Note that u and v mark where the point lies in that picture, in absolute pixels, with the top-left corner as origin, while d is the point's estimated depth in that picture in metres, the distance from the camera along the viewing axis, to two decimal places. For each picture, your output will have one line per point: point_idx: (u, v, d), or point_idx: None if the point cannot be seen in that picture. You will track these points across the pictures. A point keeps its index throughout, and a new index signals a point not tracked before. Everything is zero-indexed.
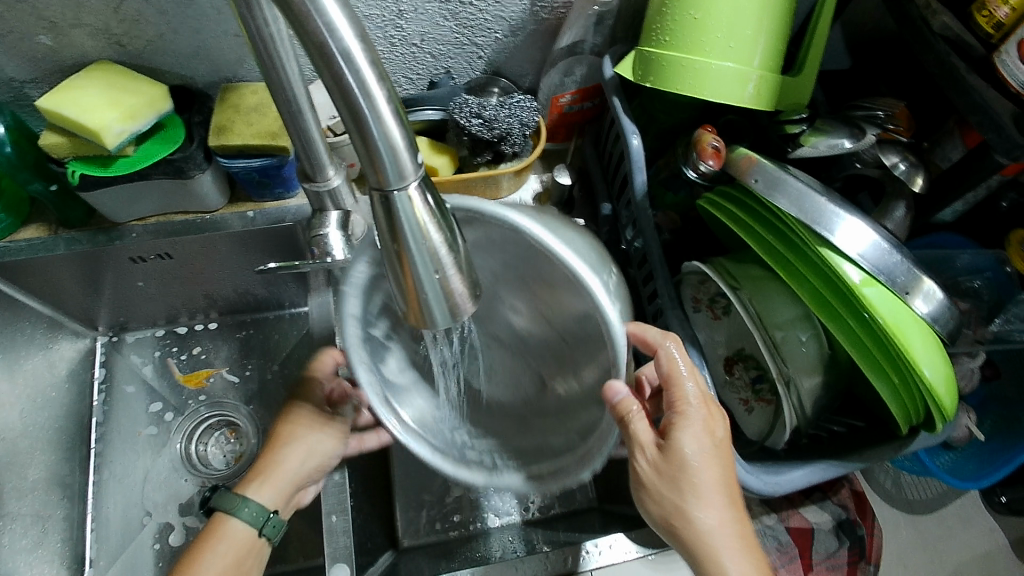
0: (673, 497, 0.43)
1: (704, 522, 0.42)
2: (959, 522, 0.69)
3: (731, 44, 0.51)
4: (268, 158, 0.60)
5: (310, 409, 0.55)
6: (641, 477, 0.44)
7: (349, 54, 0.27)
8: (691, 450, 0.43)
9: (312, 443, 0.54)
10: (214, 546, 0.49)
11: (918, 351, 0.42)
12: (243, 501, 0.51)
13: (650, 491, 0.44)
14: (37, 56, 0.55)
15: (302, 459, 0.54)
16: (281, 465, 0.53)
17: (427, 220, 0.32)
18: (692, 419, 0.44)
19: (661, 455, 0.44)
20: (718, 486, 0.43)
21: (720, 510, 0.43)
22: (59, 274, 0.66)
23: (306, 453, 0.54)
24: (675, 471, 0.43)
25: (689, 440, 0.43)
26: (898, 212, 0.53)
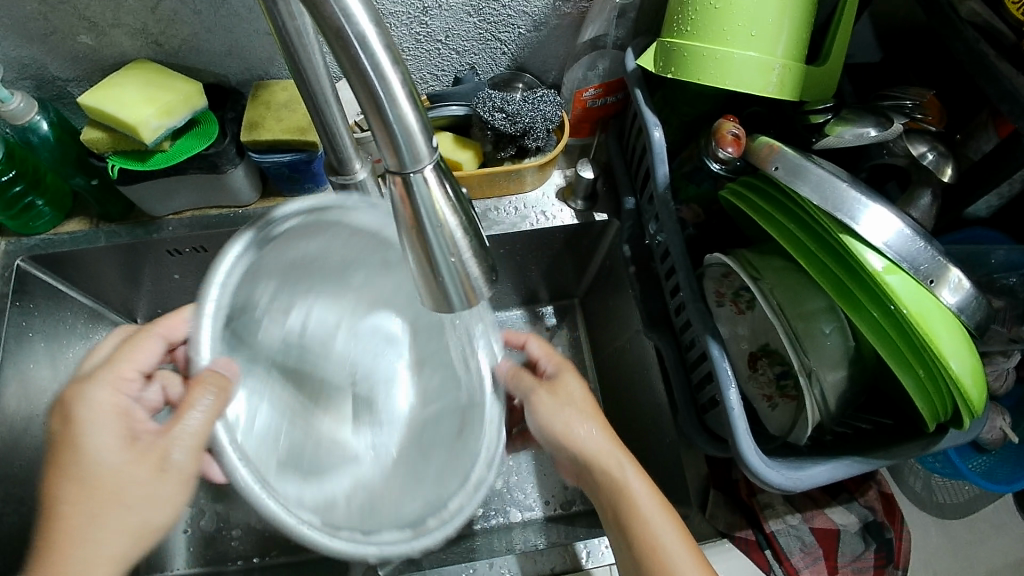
0: (568, 414, 0.50)
1: (593, 435, 0.49)
2: (993, 528, 0.67)
3: (753, 34, 0.50)
4: (298, 154, 0.61)
5: (106, 446, 0.39)
6: (536, 403, 0.51)
7: (364, 39, 0.28)
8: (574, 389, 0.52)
9: (122, 510, 0.37)
10: None
11: (943, 343, 0.41)
12: None
13: (549, 410, 0.50)
14: (80, 55, 0.58)
15: (117, 536, 0.37)
16: (68, 562, 0.36)
17: (442, 204, 0.33)
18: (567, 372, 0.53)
19: (551, 387, 0.51)
20: (595, 409, 0.51)
21: (602, 428, 0.50)
22: (100, 266, 0.69)
23: (122, 524, 0.37)
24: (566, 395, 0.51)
25: (573, 379, 0.52)
26: (925, 200, 0.52)
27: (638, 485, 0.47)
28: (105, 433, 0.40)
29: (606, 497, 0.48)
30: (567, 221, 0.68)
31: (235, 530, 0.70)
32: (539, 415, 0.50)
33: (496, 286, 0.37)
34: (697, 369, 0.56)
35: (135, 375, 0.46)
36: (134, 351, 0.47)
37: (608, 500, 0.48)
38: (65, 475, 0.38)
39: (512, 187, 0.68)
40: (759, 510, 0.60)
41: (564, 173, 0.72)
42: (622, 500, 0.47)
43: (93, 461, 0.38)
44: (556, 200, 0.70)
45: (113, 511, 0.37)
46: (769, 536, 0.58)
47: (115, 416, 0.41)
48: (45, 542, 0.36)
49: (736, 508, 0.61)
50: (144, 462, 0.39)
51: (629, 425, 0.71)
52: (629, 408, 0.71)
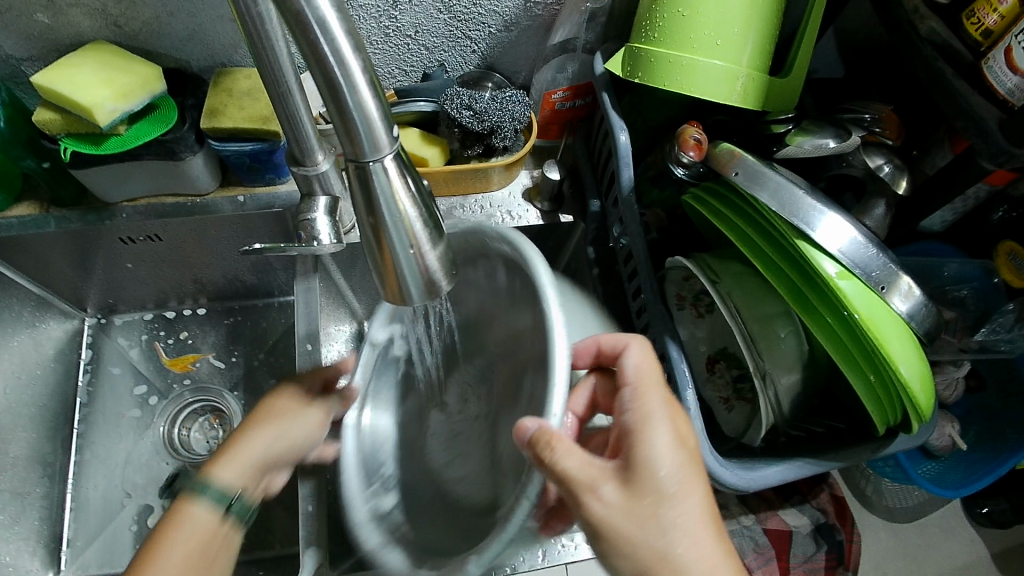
0: (647, 510, 0.37)
1: (686, 556, 0.37)
2: (941, 531, 0.69)
3: (719, 42, 0.51)
4: (260, 143, 0.60)
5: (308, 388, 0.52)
6: (605, 500, 0.38)
7: (324, 24, 0.27)
8: (659, 466, 0.38)
9: (286, 425, 0.49)
10: (178, 532, 0.42)
11: (894, 349, 0.42)
12: (207, 482, 0.44)
13: (622, 515, 0.37)
14: (34, 33, 0.56)
15: (271, 434, 0.48)
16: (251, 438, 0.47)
17: (402, 195, 0.33)
18: (657, 433, 0.39)
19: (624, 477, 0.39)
20: (698, 510, 0.38)
21: (705, 538, 0.38)
22: (49, 252, 0.67)
23: (279, 431, 0.48)
24: (647, 490, 0.38)
25: (659, 454, 0.39)
26: (879, 210, 0.54)
27: None
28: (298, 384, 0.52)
29: None
30: (532, 221, 0.69)
31: None
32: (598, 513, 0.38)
33: (456, 280, 0.37)
34: None
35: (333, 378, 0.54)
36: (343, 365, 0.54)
37: None
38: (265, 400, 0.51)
39: (478, 186, 0.68)
40: None
41: (531, 173, 0.72)
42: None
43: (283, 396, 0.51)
44: (522, 200, 0.70)
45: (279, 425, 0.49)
46: None
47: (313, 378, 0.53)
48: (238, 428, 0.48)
49: None
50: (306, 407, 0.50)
51: None
52: None
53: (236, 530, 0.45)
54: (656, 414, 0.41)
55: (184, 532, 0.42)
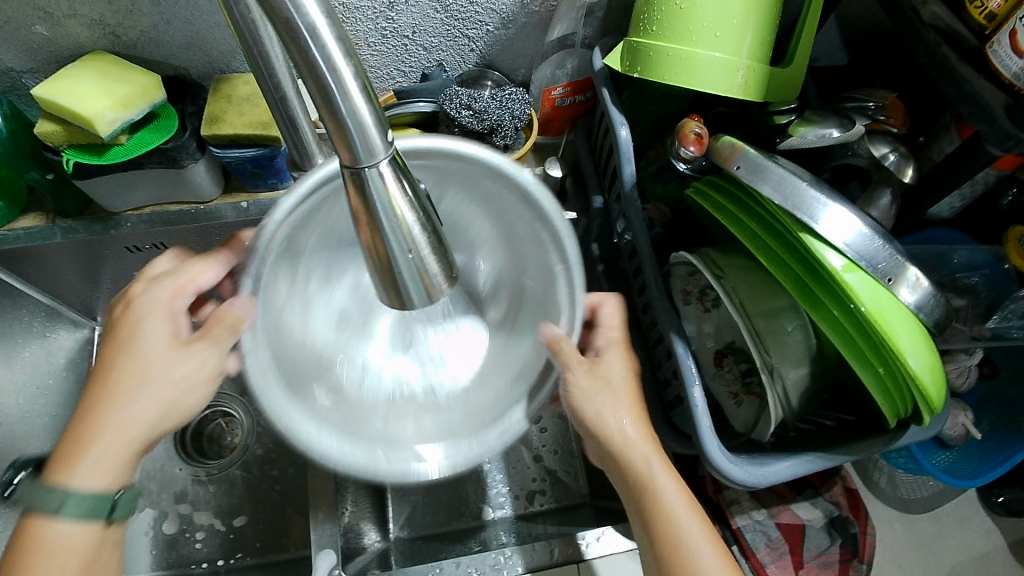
0: (603, 401, 0.44)
1: (625, 428, 0.44)
2: (957, 522, 0.68)
3: (718, 34, 0.51)
4: (260, 149, 0.60)
5: (155, 336, 0.43)
6: (570, 380, 0.44)
7: (314, 30, 0.27)
8: (614, 370, 0.46)
9: (150, 385, 0.41)
10: (40, 561, 0.38)
11: (903, 342, 0.41)
12: (63, 493, 0.39)
13: (581, 395, 0.44)
14: (34, 45, 0.56)
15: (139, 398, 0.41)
16: (119, 410, 0.41)
17: (399, 199, 0.32)
18: (612, 352, 0.47)
19: (590, 367, 0.45)
20: (634, 400, 0.46)
21: (636, 421, 0.45)
22: (57, 262, 0.67)
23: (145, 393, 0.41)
24: (604, 379, 0.45)
25: (614, 362, 0.46)
26: (884, 200, 0.54)
27: (666, 484, 0.44)
28: (153, 326, 0.43)
29: (628, 491, 0.45)
30: None
31: (199, 532, 0.69)
32: (575, 395, 0.44)
33: (456, 282, 0.37)
34: (663, 367, 0.55)
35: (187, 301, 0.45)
36: (202, 266, 0.46)
37: (630, 494, 0.45)
38: (121, 348, 0.42)
39: None
40: (726, 506, 0.60)
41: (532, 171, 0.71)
42: (641, 493, 0.44)
43: (138, 343, 0.42)
44: None
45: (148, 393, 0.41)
46: (735, 532, 0.59)
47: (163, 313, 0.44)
48: (87, 406, 0.41)
49: (704, 504, 0.61)
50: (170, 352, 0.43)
51: None
52: None
53: (119, 524, 0.42)
54: (614, 338, 0.48)
55: (51, 562, 0.38)
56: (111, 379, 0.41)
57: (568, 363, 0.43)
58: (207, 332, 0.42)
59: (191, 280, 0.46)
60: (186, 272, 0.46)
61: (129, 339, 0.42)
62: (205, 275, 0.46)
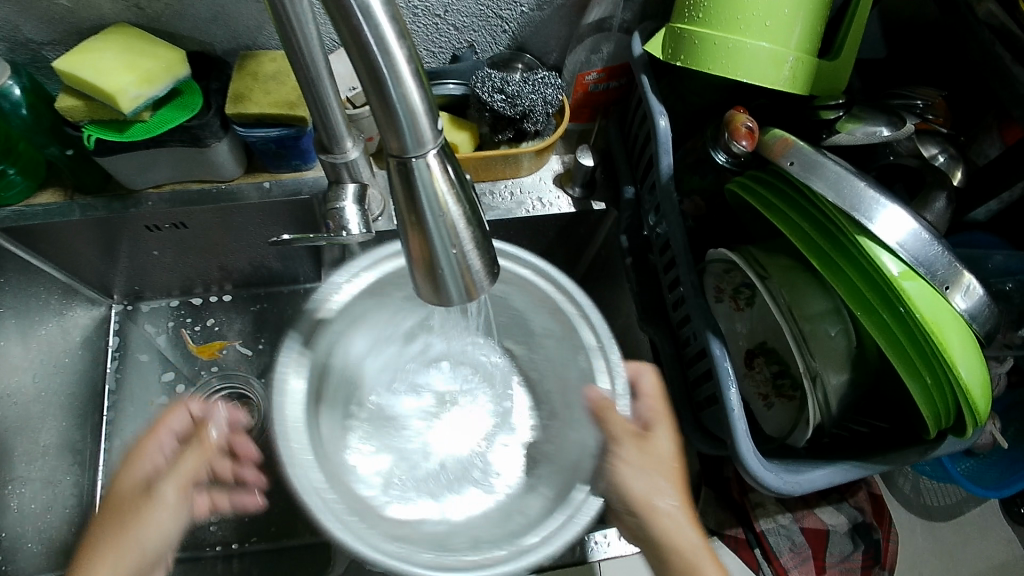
0: (652, 480, 0.44)
1: (668, 508, 0.43)
2: (978, 531, 0.67)
3: (767, 23, 0.49)
4: (285, 129, 0.59)
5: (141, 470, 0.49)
6: (620, 457, 0.45)
7: (367, 9, 0.25)
8: (662, 443, 0.46)
9: (127, 530, 0.44)
10: None
11: (955, 351, 0.39)
12: None
13: (634, 470, 0.44)
14: (55, 17, 0.54)
15: (117, 553, 0.44)
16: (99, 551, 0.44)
17: (446, 193, 0.31)
18: (660, 428, 0.47)
19: (640, 443, 0.45)
20: (677, 476, 0.45)
21: (682, 503, 0.44)
22: (74, 240, 0.66)
23: (124, 545, 0.44)
24: (653, 451, 0.45)
25: (664, 435, 0.46)
26: (939, 203, 0.51)
27: (712, 572, 0.42)
28: (143, 466, 0.49)
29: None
30: (564, 209, 0.66)
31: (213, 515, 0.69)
32: (620, 473, 0.44)
33: (497, 280, 0.35)
34: (696, 366, 0.54)
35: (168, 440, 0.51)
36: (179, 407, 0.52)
37: None
38: (110, 508, 0.46)
39: (509, 172, 0.66)
40: (750, 509, 0.58)
41: (561, 158, 0.69)
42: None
43: (130, 485, 0.48)
44: (553, 185, 0.68)
45: (121, 536, 0.44)
46: (758, 535, 0.58)
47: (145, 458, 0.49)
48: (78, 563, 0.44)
49: (728, 506, 0.60)
50: (132, 503, 0.46)
51: None
52: None
53: None
54: (653, 405, 0.49)
55: None
56: (101, 527, 0.45)
57: (616, 433, 0.46)
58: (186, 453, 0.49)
59: (178, 416, 0.52)
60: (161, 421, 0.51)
61: (120, 496, 0.47)
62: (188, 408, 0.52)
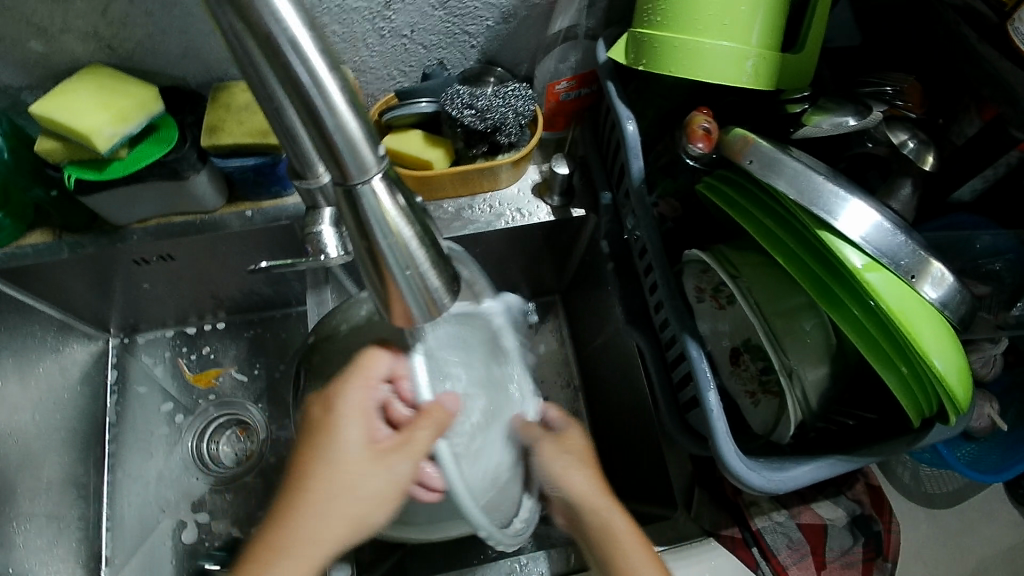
0: (570, 461, 0.50)
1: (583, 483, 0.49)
2: (983, 516, 0.66)
3: (726, 23, 0.49)
4: (261, 157, 0.60)
5: (353, 436, 0.41)
6: (540, 446, 0.50)
7: (296, 44, 0.26)
8: (577, 437, 0.52)
9: (347, 500, 0.39)
10: None
11: (927, 341, 0.39)
12: None
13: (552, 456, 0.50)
14: (31, 62, 0.55)
15: (333, 525, 0.39)
16: (302, 516, 0.38)
17: (395, 216, 0.31)
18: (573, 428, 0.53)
19: (556, 439, 0.51)
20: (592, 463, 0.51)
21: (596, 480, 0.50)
22: (66, 277, 0.67)
23: (342, 518, 0.39)
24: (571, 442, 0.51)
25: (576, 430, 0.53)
26: (905, 190, 0.52)
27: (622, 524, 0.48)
28: (354, 423, 0.41)
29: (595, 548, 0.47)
30: (543, 218, 0.67)
31: (217, 541, 0.70)
32: (543, 460, 0.50)
33: (458, 295, 0.36)
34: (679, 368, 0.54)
35: (377, 393, 0.43)
36: (376, 354, 0.44)
37: (597, 547, 0.47)
38: (319, 459, 0.40)
39: (486, 185, 0.66)
40: (745, 507, 0.57)
41: (539, 168, 0.70)
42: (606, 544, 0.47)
43: (334, 451, 0.40)
44: (532, 196, 0.68)
45: (349, 511, 0.39)
46: (755, 533, 0.56)
47: (360, 417, 0.42)
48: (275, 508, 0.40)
49: (722, 506, 0.58)
50: (359, 473, 0.40)
51: (610, 423, 0.70)
52: (611, 401, 0.70)
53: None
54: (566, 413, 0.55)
55: None
56: (294, 481, 0.40)
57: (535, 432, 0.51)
58: (423, 416, 0.42)
59: (371, 371, 0.43)
60: (363, 366, 0.43)
61: (317, 442, 0.41)
62: (378, 364, 0.43)
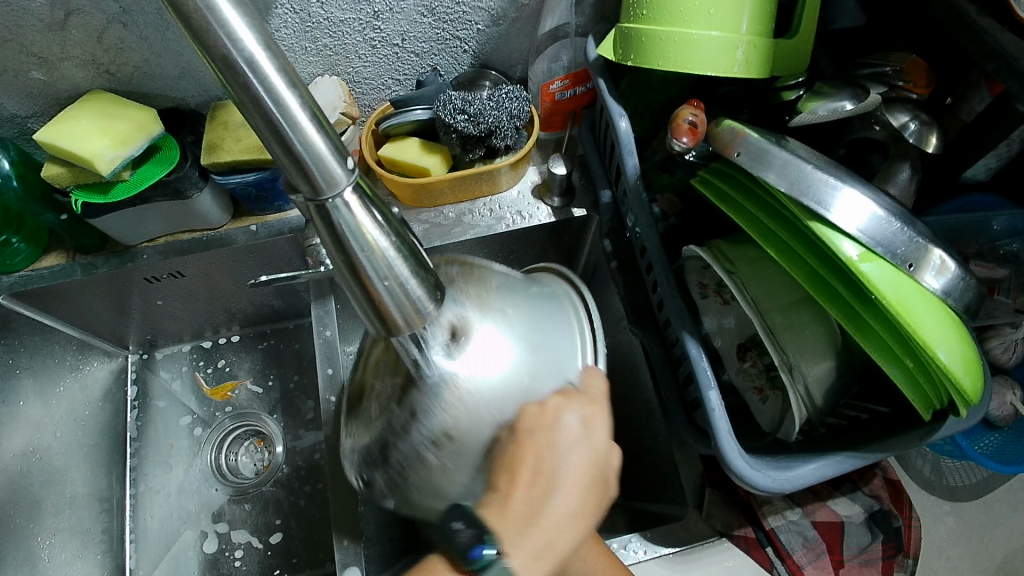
0: None
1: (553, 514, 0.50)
2: (1010, 508, 0.63)
3: (713, 12, 0.47)
4: (261, 172, 0.61)
5: (579, 447, 0.41)
6: None
7: (253, 63, 0.27)
8: None
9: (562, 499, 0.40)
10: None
11: (929, 333, 0.38)
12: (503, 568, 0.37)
13: None
14: (34, 90, 0.57)
15: (568, 526, 0.39)
16: (551, 498, 0.39)
17: (367, 228, 0.31)
18: None
19: None
20: None
21: None
22: (80, 298, 0.69)
23: (572, 522, 0.40)
24: None
25: None
26: (903, 174, 0.50)
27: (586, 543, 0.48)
28: (576, 441, 0.41)
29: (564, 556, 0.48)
30: (544, 219, 0.66)
31: (237, 550, 0.72)
32: None
33: (441, 303, 0.36)
34: (681, 368, 0.53)
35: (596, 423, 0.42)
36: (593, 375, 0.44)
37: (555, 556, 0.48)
38: (543, 459, 0.40)
39: (485, 189, 0.66)
40: (757, 507, 0.57)
41: (539, 169, 0.70)
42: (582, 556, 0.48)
43: (577, 450, 0.41)
44: (532, 198, 0.68)
45: (581, 515, 0.40)
46: (769, 533, 0.56)
47: (586, 434, 0.42)
48: (505, 478, 0.39)
49: (734, 504, 0.58)
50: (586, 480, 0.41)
51: (621, 423, 0.69)
52: (620, 401, 0.69)
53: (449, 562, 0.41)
54: None
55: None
56: (526, 467, 0.40)
57: None
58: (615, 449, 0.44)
59: (596, 393, 0.43)
60: (589, 384, 0.44)
61: (539, 435, 0.40)
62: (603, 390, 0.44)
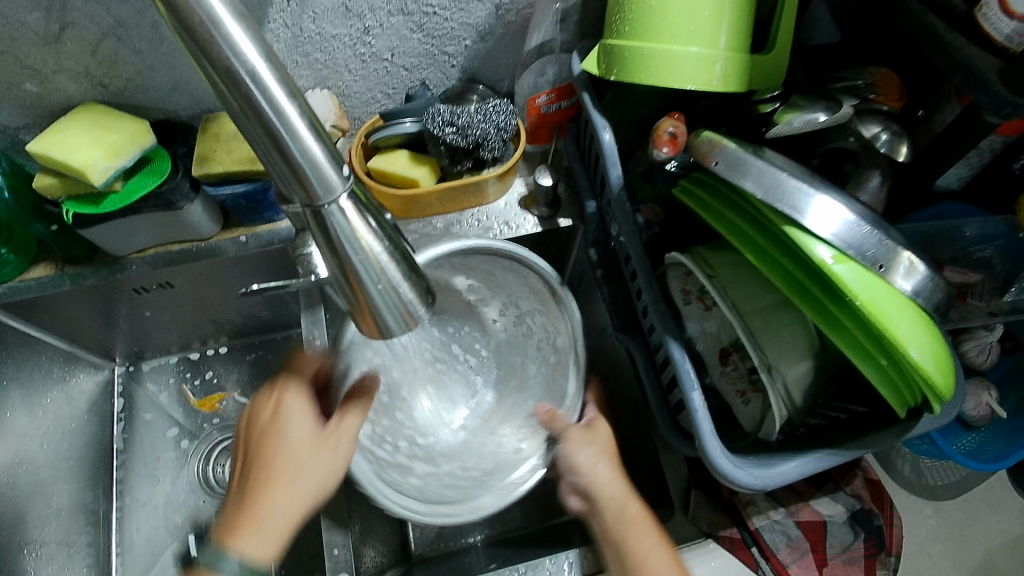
0: (592, 450, 0.54)
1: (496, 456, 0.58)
2: (989, 506, 0.65)
3: (691, 28, 0.50)
4: (252, 183, 0.62)
5: (300, 428, 0.48)
6: (568, 437, 0.55)
7: (256, 74, 0.28)
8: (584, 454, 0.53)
9: (285, 485, 0.46)
10: None
11: (901, 331, 0.39)
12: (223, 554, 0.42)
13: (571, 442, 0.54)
14: (27, 103, 0.58)
15: (281, 495, 0.46)
16: (269, 493, 0.45)
17: (363, 232, 0.33)
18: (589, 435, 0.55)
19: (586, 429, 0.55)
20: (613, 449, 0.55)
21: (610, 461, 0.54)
22: (68, 309, 0.69)
23: (271, 502, 0.45)
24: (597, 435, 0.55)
25: (579, 445, 0.54)
26: (873, 182, 0.52)
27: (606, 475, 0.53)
28: (298, 416, 0.49)
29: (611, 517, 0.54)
30: (531, 229, 0.68)
31: None
32: (567, 449, 0.54)
33: (433, 306, 0.37)
34: (665, 372, 0.55)
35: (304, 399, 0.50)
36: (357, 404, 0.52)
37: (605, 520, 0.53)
38: (271, 441, 0.48)
39: (473, 200, 0.68)
40: (742, 507, 0.58)
41: (525, 181, 0.71)
42: (620, 530, 0.50)
43: (286, 439, 0.48)
44: (519, 209, 0.69)
45: (278, 480, 0.46)
46: (754, 533, 0.56)
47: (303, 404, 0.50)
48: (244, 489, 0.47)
49: (719, 506, 0.59)
50: (287, 456, 0.47)
51: None
52: None
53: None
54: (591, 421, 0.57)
55: None
56: (258, 467, 0.47)
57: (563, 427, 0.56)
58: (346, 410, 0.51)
59: (288, 418, 0.49)
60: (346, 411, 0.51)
61: (270, 434, 0.48)
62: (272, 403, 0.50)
